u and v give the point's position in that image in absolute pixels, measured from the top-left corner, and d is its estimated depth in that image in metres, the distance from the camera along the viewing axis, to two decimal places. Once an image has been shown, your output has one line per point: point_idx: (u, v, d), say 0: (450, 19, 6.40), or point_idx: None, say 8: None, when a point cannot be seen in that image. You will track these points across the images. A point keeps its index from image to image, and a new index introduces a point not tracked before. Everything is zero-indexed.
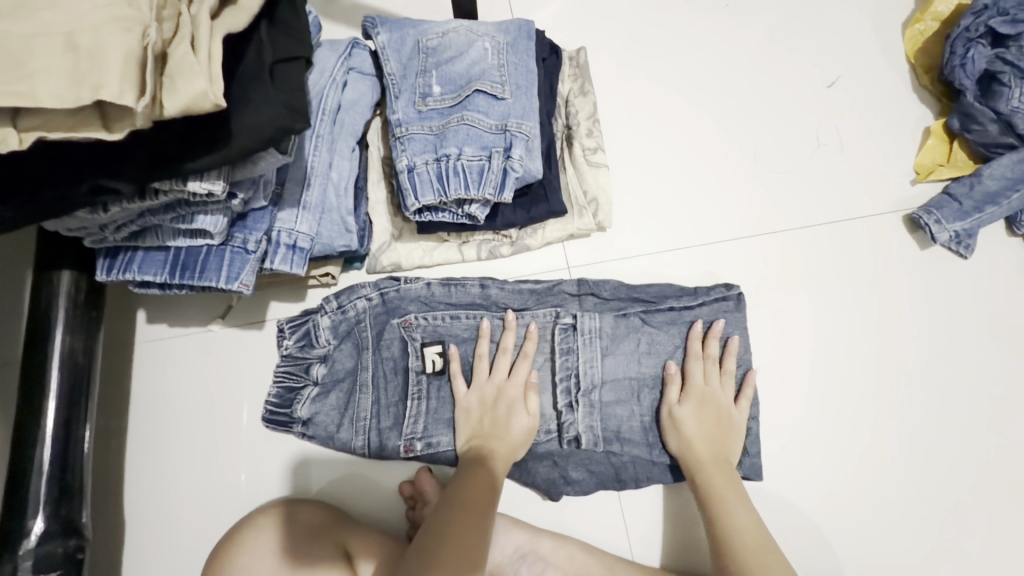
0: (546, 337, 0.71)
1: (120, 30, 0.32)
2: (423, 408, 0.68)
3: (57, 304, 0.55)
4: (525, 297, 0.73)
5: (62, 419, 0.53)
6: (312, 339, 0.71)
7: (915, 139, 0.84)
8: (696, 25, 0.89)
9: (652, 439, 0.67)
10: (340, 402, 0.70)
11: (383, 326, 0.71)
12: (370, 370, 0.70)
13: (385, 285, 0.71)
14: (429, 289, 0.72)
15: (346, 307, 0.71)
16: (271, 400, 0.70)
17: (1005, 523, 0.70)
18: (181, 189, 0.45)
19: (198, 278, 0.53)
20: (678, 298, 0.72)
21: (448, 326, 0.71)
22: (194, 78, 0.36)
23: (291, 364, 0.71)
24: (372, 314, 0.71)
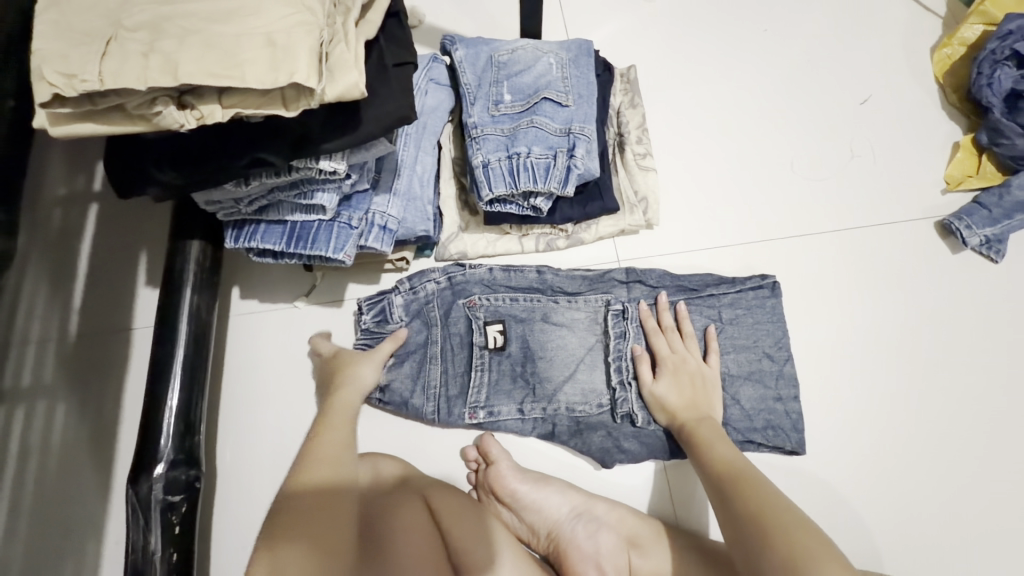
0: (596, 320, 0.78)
1: (306, 31, 0.41)
2: (486, 380, 0.76)
3: (188, 268, 0.64)
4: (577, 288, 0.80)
5: (189, 364, 0.62)
6: (387, 316, 0.78)
7: (944, 153, 0.90)
8: (737, 48, 0.97)
9: None
10: (413, 371, 0.77)
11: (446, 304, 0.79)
12: (439, 343, 0.77)
13: (452, 271, 0.80)
14: (490, 273, 0.80)
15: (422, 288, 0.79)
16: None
17: None
18: (312, 166, 0.54)
19: (311, 248, 0.62)
20: (716, 286, 0.79)
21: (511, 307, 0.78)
22: (349, 72, 0.45)
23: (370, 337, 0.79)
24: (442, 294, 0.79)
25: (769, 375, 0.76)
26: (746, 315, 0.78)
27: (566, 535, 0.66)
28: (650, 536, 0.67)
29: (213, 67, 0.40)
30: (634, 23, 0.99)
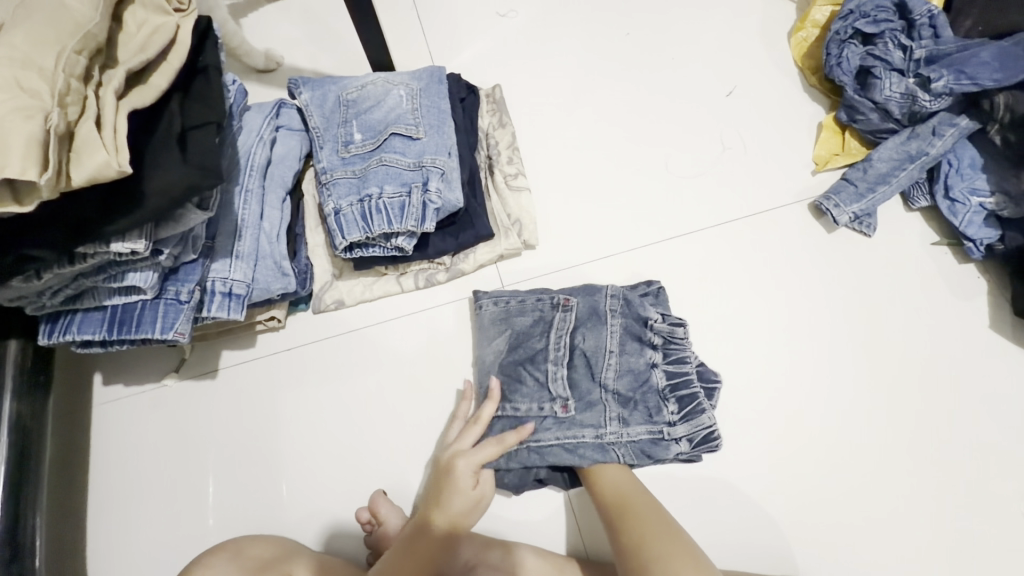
0: (525, 342, 0.73)
1: (22, 118, 0.37)
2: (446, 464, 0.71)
3: (4, 373, 0.58)
4: (492, 324, 0.75)
5: (12, 480, 0.56)
6: (602, 317, 0.73)
7: (811, 134, 0.91)
8: (603, 54, 0.97)
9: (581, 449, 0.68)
10: (617, 411, 0.69)
11: (551, 318, 0.74)
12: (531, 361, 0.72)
13: (511, 299, 0.76)
14: (480, 312, 0.76)
15: (577, 302, 0.74)
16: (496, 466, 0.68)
17: (933, 478, 0.75)
18: (106, 250, 0.50)
19: (135, 332, 0.57)
20: (574, 301, 0.74)
21: (521, 316, 0.75)
22: (96, 151, 0.41)
23: (580, 353, 0.72)
24: (551, 309, 0.74)
25: (615, 401, 0.70)
26: (598, 334, 0.73)
27: None
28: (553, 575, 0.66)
29: None
30: (498, 41, 0.97)
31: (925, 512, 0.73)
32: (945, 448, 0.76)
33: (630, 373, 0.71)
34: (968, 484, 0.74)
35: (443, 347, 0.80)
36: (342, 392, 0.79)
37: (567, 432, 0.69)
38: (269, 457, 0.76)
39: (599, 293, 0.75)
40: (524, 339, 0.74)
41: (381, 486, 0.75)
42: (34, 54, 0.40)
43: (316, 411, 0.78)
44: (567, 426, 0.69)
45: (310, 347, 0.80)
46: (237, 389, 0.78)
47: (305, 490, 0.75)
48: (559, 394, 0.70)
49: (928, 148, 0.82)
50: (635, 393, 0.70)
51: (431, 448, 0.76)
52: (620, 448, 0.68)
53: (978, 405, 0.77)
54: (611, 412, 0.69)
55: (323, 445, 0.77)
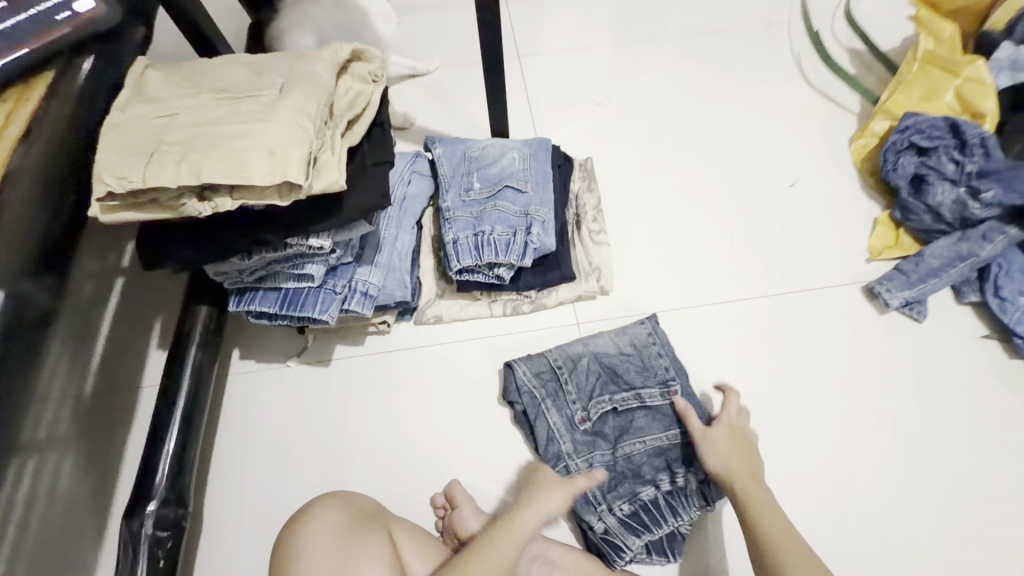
0: (613, 384, 0.85)
1: (299, 144, 0.55)
2: (531, 368, 0.85)
3: (195, 329, 0.75)
4: (613, 342, 0.88)
5: (188, 410, 0.71)
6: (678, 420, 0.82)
7: (867, 227, 1.02)
8: (681, 141, 1.13)
9: (572, 471, 0.80)
10: (625, 473, 0.80)
11: (648, 387, 0.84)
12: (601, 386, 0.85)
13: (632, 347, 0.87)
14: (604, 335, 0.89)
15: (680, 391, 0.84)
16: (557, 416, 0.83)
17: (959, 553, 0.80)
18: (303, 243, 0.67)
19: (299, 311, 0.74)
20: (676, 388, 0.84)
21: (621, 366, 0.86)
22: (332, 171, 0.59)
23: (644, 420, 0.83)
24: (656, 382, 0.85)
25: (632, 465, 0.81)
26: (659, 423, 0.82)
27: None
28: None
29: (227, 171, 0.53)
30: (593, 123, 1.17)
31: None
32: (977, 526, 0.81)
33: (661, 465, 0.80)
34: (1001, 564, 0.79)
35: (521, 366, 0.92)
36: (431, 393, 0.91)
37: (579, 447, 0.82)
38: (364, 439, 0.89)
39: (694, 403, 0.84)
40: (617, 380, 0.85)
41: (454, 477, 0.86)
42: (305, 104, 0.59)
43: (405, 406, 0.91)
44: (585, 443, 0.82)
45: (409, 351, 0.94)
46: (345, 378, 0.93)
47: (390, 471, 0.87)
48: (596, 414, 0.83)
49: (978, 251, 0.90)
50: (648, 474, 0.80)
51: (502, 451, 0.87)
52: (599, 512, 0.77)
53: (1012, 491, 0.83)
54: (617, 480, 0.80)
55: (409, 437, 0.89)
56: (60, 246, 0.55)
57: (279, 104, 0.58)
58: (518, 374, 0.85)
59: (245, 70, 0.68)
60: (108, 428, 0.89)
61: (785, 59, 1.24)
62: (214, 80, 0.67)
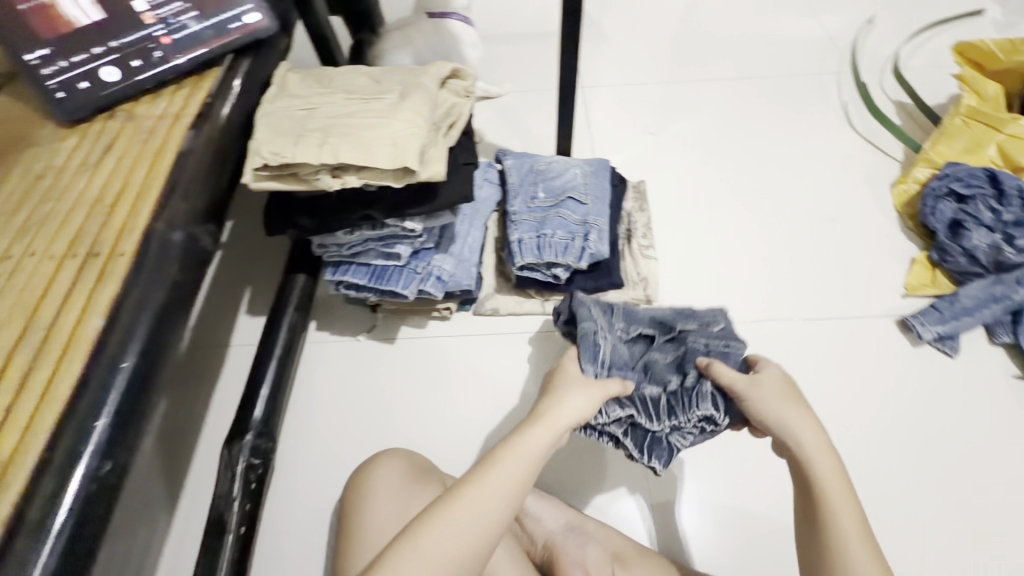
0: (660, 324, 0.78)
1: (416, 137, 0.67)
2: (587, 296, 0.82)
3: (292, 292, 0.87)
4: (679, 310, 0.82)
5: (281, 359, 0.82)
6: (712, 343, 0.75)
7: (903, 265, 1.07)
8: (728, 173, 1.22)
9: (584, 341, 0.73)
10: (636, 365, 0.75)
11: (700, 329, 0.77)
12: (653, 321, 0.79)
13: (696, 312, 0.80)
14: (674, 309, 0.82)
15: (720, 329, 0.78)
16: (598, 316, 0.77)
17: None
18: (398, 225, 0.78)
19: (384, 284, 0.84)
20: (726, 337, 0.76)
21: (671, 316, 0.79)
22: (437, 163, 0.70)
23: (674, 337, 0.77)
24: (708, 328, 0.77)
25: (649, 363, 0.75)
26: (688, 339, 0.76)
27: (559, 543, 0.79)
28: (634, 553, 0.78)
29: (358, 154, 0.65)
30: (647, 151, 1.27)
31: None
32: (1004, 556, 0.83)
33: (676, 367, 0.74)
34: None
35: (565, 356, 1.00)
36: (483, 376, 1.00)
37: (609, 337, 0.75)
38: (420, 411, 0.97)
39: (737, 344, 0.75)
40: (665, 325, 0.78)
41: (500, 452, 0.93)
42: (421, 107, 0.71)
43: (459, 385, 0.99)
44: (612, 335, 0.76)
45: (467, 338, 1.04)
46: (407, 355, 1.02)
47: (442, 442, 0.95)
48: (632, 322, 0.79)
49: (1012, 294, 0.95)
50: (660, 372, 0.73)
51: None
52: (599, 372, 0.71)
53: None
54: (627, 372, 0.73)
55: (460, 413, 0.97)
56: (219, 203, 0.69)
57: (401, 105, 0.71)
58: (577, 299, 0.80)
59: (367, 79, 0.82)
60: (195, 380, 1.00)
61: (832, 106, 1.33)
62: (341, 85, 0.80)
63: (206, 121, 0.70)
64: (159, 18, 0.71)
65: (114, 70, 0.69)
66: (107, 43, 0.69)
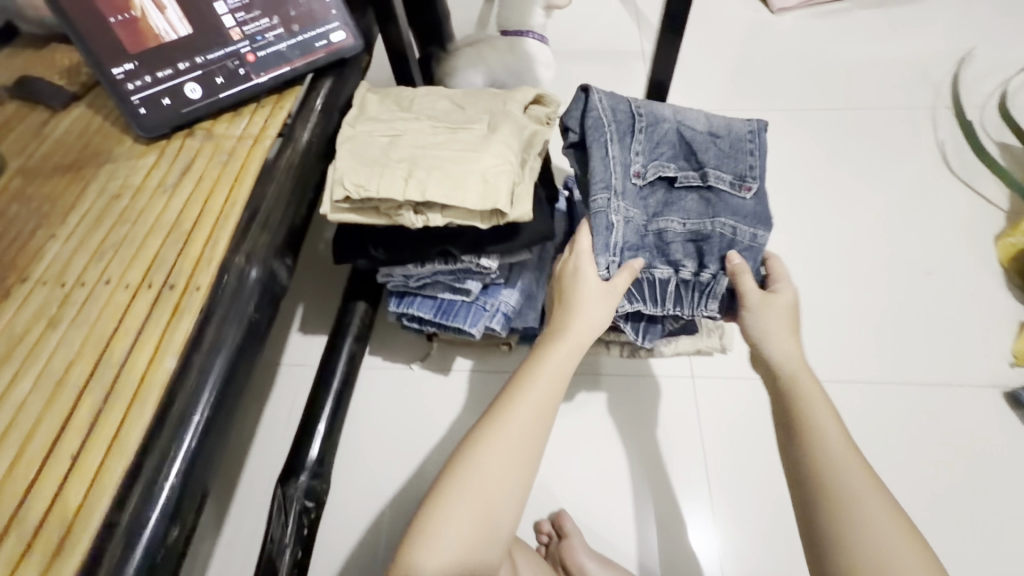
0: (686, 159, 0.72)
1: (507, 176, 0.62)
2: (605, 103, 0.73)
3: (352, 320, 0.84)
4: (708, 121, 0.73)
5: (338, 392, 0.79)
6: (732, 212, 0.70)
7: (1012, 329, 0.97)
8: (810, 212, 1.14)
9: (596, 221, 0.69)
10: (649, 236, 0.71)
11: (726, 182, 0.71)
12: (673, 144, 0.73)
13: (724, 126, 0.73)
14: (703, 118, 0.74)
15: (753, 193, 0.71)
16: (611, 164, 0.71)
17: None
18: (474, 261, 0.72)
19: (452, 320, 0.80)
20: (752, 195, 0.71)
21: (704, 141, 0.72)
22: (526, 201, 0.65)
23: (699, 197, 0.72)
24: (734, 180, 0.71)
25: (661, 235, 0.71)
26: (705, 212, 0.71)
27: None
28: None
29: (446, 191, 0.61)
30: None
31: None
32: None
33: (694, 253, 0.71)
34: None
35: (648, 406, 0.92)
36: None
37: (619, 201, 0.70)
38: None
39: (762, 227, 0.70)
40: (692, 158, 0.72)
41: (560, 507, 0.86)
42: (510, 141, 0.67)
43: None
44: (625, 198, 0.71)
45: None
46: (462, 389, 0.97)
47: None
48: (655, 167, 0.72)
49: None
50: (674, 249, 0.71)
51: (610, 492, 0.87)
52: (609, 258, 0.69)
53: None
54: (637, 249, 0.71)
55: None
56: (298, 232, 0.66)
57: (491, 138, 0.66)
58: (593, 101, 0.73)
59: (448, 102, 0.77)
60: (246, 398, 0.97)
61: (927, 144, 1.23)
62: (422, 108, 0.76)
63: (287, 146, 0.67)
64: (246, 34, 0.68)
65: (197, 86, 0.67)
66: (192, 58, 0.66)
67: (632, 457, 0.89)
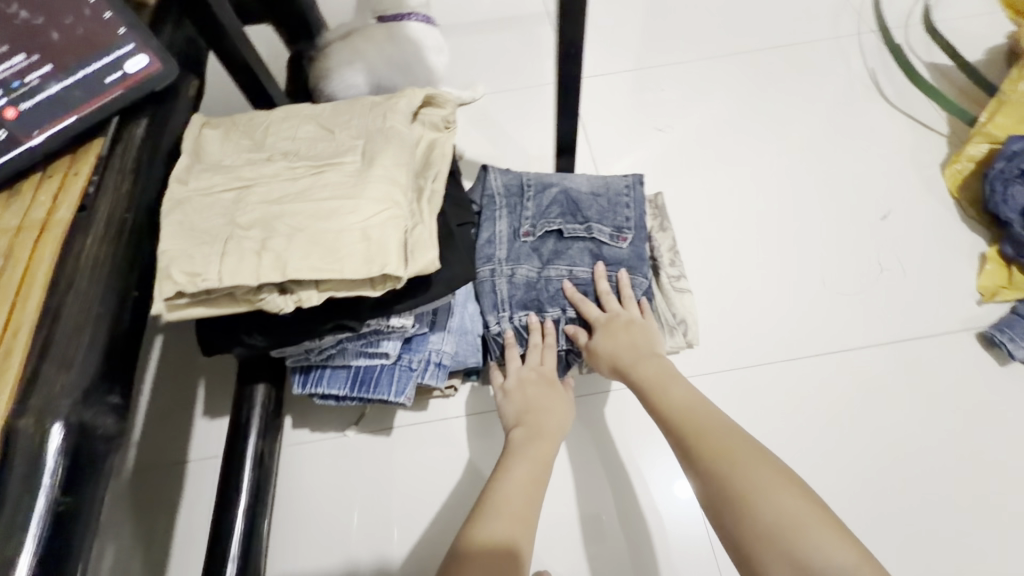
0: (571, 215, 0.80)
1: (396, 224, 0.48)
2: (498, 184, 0.83)
3: (254, 413, 0.69)
4: (591, 185, 0.83)
5: (251, 509, 0.64)
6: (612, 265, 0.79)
7: (972, 264, 0.93)
8: (753, 169, 1.05)
9: (486, 286, 0.77)
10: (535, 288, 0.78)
11: (606, 237, 0.80)
12: (559, 205, 0.81)
13: (605, 187, 0.83)
14: (588, 182, 0.84)
15: (630, 242, 0.80)
16: (504, 236, 0.79)
17: None
18: (383, 322, 0.59)
19: (374, 391, 0.66)
20: (631, 245, 0.80)
21: (587, 202, 0.81)
22: (428, 248, 0.50)
23: (584, 251, 0.79)
24: (612, 232, 0.80)
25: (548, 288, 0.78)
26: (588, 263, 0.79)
27: None
28: None
29: (316, 264, 0.46)
30: (654, 152, 1.08)
31: None
32: None
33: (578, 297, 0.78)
34: None
35: (626, 430, 0.84)
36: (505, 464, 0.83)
37: (512, 265, 0.78)
38: (438, 522, 0.80)
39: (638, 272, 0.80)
40: (577, 215, 0.80)
41: (544, 566, 0.77)
42: (394, 172, 0.51)
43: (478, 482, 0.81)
44: (515, 261, 0.78)
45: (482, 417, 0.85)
46: (408, 449, 0.84)
47: None
48: (544, 228, 0.80)
49: None
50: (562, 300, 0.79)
51: (596, 537, 0.78)
52: (500, 316, 0.77)
53: None
54: (526, 300, 0.78)
55: None
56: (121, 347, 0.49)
57: (368, 174, 0.51)
58: (489, 180, 0.83)
59: (314, 126, 0.60)
60: (151, 512, 0.80)
61: (858, 75, 1.15)
62: (281, 139, 0.59)
63: (89, 230, 0.48)
64: None
65: None
66: None
67: (615, 485, 0.81)
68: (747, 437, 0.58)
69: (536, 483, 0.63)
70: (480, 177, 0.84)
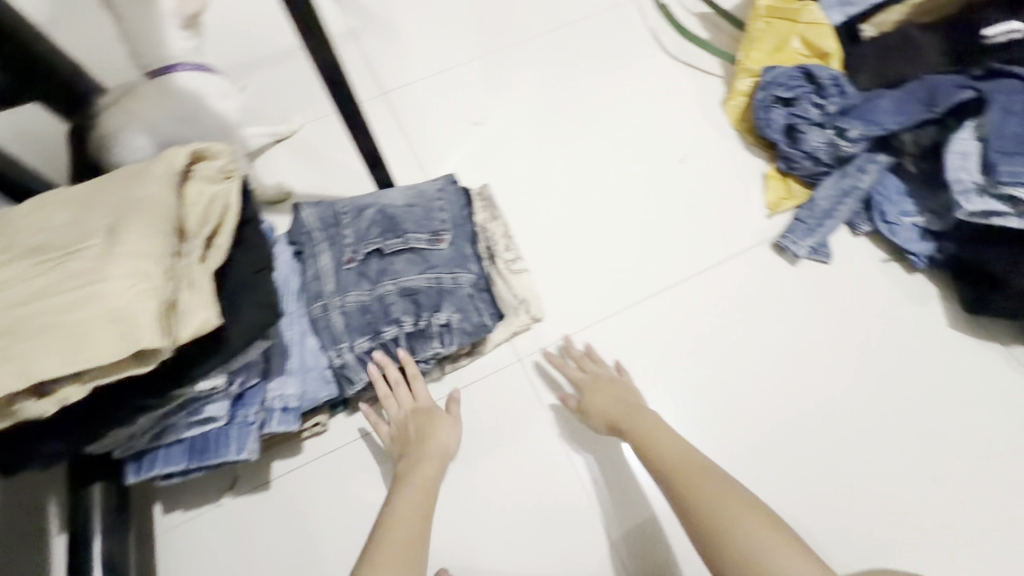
0: (389, 231, 0.81)
1: (148, 298, 0.47)
2: (314, 219, 0.83)
3: (93, 514, 0.66)
4: (405, 198, 0.85)
5: None
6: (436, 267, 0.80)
7: (759, 183, 1.06)
8: (567, 143, 1.12)
9: (320, 323, 0.77)
10: (367, 311, 0.78)
11: (425, 243, 0.81)
12: (375, 224, 0.82)
13: (417, 197, 0.85)
14: (402, 196, 0.86)
15: (450, 242, 0.82)
16: (327, 269, 0.80)
17: (922, 462, 0.85)
18: (191, 390, 0.58)
19: (215, 456, 0.66)
20: (452, 245, 0.81)
21: (402, 215, 0.83)
22: (200, 310, 0.51)
23: (406, 261, 0.80)
24: (430, 236, 0.81)
25: (379, 307, 0.78)
26: (411, 272, 0.79)
27: None
28: None
29: (69, 359, 0.46)
30: (476, 147, 1.13)
31: (923, 493, 0.83)
32: (928, 435, 0.87)
33: (412, 308, 0.78)
34: (952, 461, 0.85)
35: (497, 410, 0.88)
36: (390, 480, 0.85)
37: (339, 296, 0.78)
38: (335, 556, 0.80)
39: (465, 268, 0.80)
40: (395, 229, 0.81)
41: (442, 564, 0.81)
42: (145, 244, 0.51)
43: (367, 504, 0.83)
44: (342, 290, 0.78)
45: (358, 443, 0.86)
46: (291, 495, 0.83)
47: None
48: (364, 250, 0.80)
49: (859, 183, 0.97)
50: (395, 315, 0.78)
51: (489, 520, 0.83)
52: (339, 349, 0.76)
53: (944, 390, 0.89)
54: (363, 325, 0.77)
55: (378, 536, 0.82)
56: None
57: (115, 254, 0.50)
58: (305, 217, 0.83)
59: (67, 209, 0.57)
60: None
61: (642, 37, 1.26)
62: (29, 232, 0.56)
63: None
64: None
65: None
66: None
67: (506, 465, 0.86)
68: (735, 485, 0.67)
69: (420, 529, 0.68)
70: (296, 215, 0.84)
